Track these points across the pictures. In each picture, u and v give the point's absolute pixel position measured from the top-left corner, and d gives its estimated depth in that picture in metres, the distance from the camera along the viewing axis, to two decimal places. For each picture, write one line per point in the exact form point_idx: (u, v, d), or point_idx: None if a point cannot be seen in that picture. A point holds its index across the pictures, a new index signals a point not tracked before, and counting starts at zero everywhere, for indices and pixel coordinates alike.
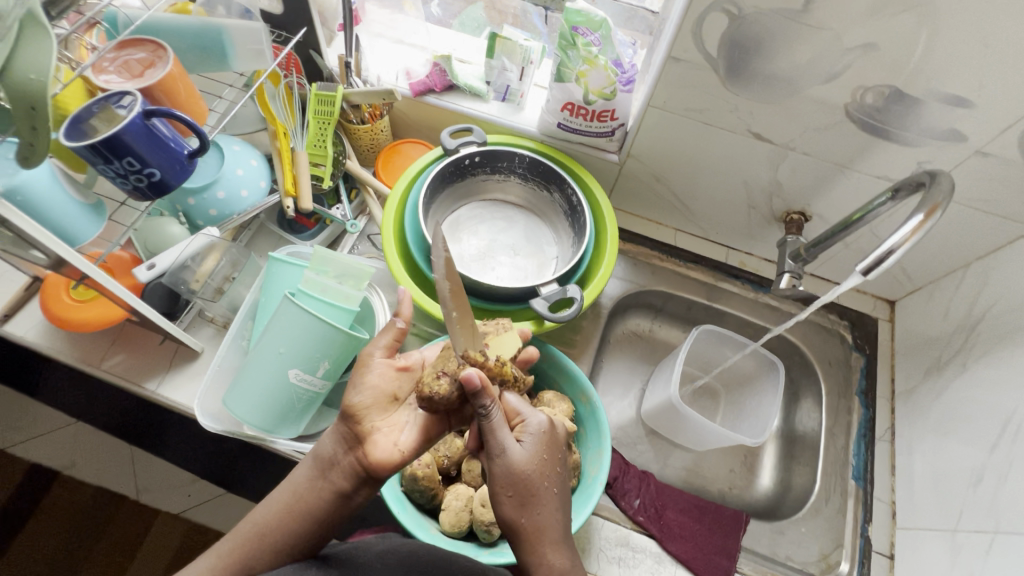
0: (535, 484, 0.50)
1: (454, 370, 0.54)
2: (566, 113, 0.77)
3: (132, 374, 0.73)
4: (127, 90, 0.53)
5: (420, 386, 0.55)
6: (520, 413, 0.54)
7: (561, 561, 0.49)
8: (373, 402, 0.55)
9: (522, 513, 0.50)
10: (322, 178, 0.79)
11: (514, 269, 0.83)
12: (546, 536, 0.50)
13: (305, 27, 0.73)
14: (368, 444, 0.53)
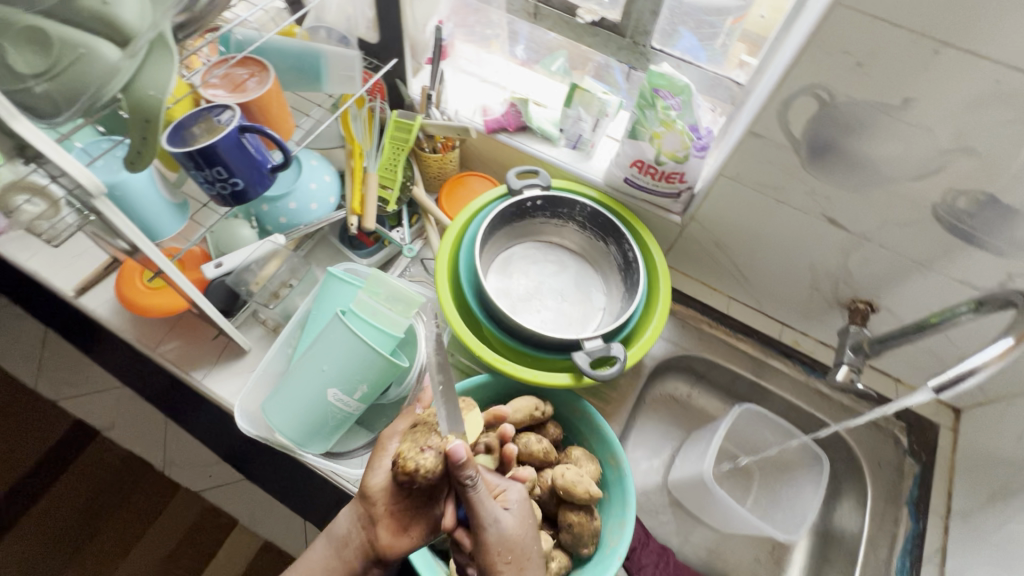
0: (526, 555, 0.52)
1: (438, 444, 0.54)
2: (635, 169, 0.76)
3: (183, 362, 0.76)
4: (228, 105, 0.57)
5: (400, 462, 0.53)
6: (500, 484, 0.57)
7: None
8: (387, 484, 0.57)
9: None
10: (387, 201, 0.82)
11: (559, 314, 0.82)
12: None
13: (395, 58, 0.77)
14: (381, 530, 0.55)
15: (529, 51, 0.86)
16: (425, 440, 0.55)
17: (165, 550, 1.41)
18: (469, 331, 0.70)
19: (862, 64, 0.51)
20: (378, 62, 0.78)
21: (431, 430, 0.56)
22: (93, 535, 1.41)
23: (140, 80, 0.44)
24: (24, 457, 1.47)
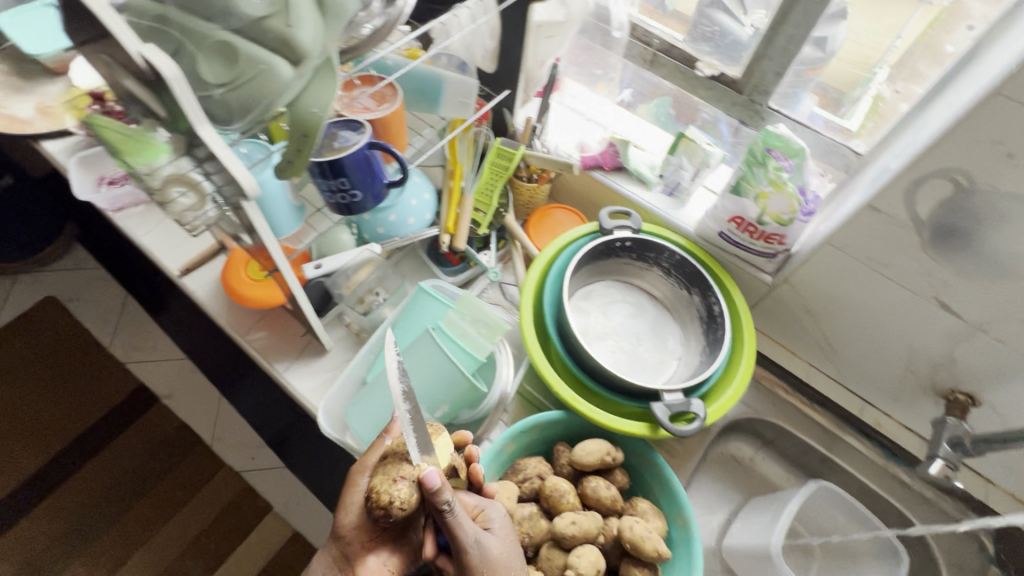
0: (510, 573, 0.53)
1: (411, 473, 0.53)
2: (733, 225, 0.76)
3: (268, 352, 0.80)
4: (361, 123, 0.60)
5: (374, 496, 0.52)
6: (480, 506, 0.58)
7: None
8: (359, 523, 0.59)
9: None
10: (479, 223, 0.84)
11: (634, 358, 0.81)
12: None
13: (508, 89, 0.79)
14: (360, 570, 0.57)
15: (636, 95, 0.89)
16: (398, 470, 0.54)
17: (201, 526, 1.45)
18: (548, 365, 0.70)
19: (1012, 155, 0.49)
20: (490, 90, 0.80)
21: (401, 456, 0.55)
22: (138, 500, 1.46)
23: (304, 102, 0.47)
24: (88, 414, 1.55)
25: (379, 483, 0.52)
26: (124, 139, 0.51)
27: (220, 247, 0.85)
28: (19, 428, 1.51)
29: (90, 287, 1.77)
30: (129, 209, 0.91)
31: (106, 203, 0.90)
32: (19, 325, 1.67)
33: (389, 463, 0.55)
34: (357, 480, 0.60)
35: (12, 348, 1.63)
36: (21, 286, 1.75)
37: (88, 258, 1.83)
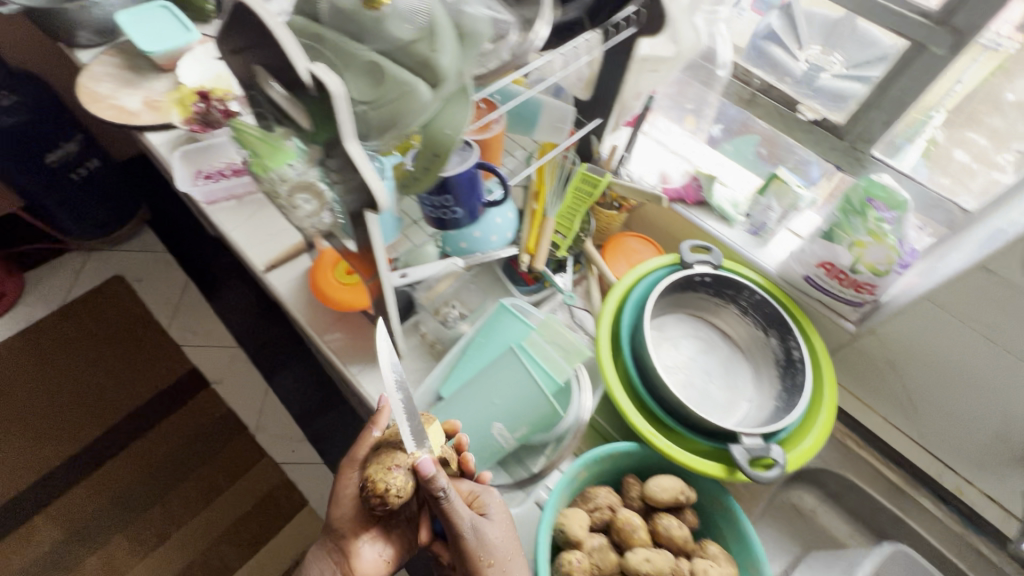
0: (507, 558, 0.56)
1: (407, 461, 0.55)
2: (821, 270, 0.74)
3: (343, 354, 0.82)
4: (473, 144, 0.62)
5: (371, 485, 0.55)
6: (475, 493, 0.60)
7: None
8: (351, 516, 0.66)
9: None
10: (557, 246, 0.85)
11: (704, 395, 0.80)
12: None
13: (600, 118, 0.79)
14: (359, 557, 0.64)
15: (726, 131, 0.88)
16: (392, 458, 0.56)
17: (239, 513, 1.47)
18: (623, 395, 0.70)
19: None
20: (581, 117, 0.81)
21: (394, 446, 0.58)
22: (182, 481, 1.50)
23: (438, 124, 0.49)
24: (143, 393, 1.61)
25: (376, 472, 0.54)
26: (263, 145, 0.57)
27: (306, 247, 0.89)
28: (79, 399, 1.58)
29: (154, 270, 1.85)
30: (221, 203, 0.95)
31: (201, 196, 0.94)
32: (88, 300, 1.76)
33: (383, 453, 0.57)
34: (348, 473, 0.66)
35: (80, 321, 1.71)
36: (93, 263, 1.84)
37: (155, 242, 1.91)
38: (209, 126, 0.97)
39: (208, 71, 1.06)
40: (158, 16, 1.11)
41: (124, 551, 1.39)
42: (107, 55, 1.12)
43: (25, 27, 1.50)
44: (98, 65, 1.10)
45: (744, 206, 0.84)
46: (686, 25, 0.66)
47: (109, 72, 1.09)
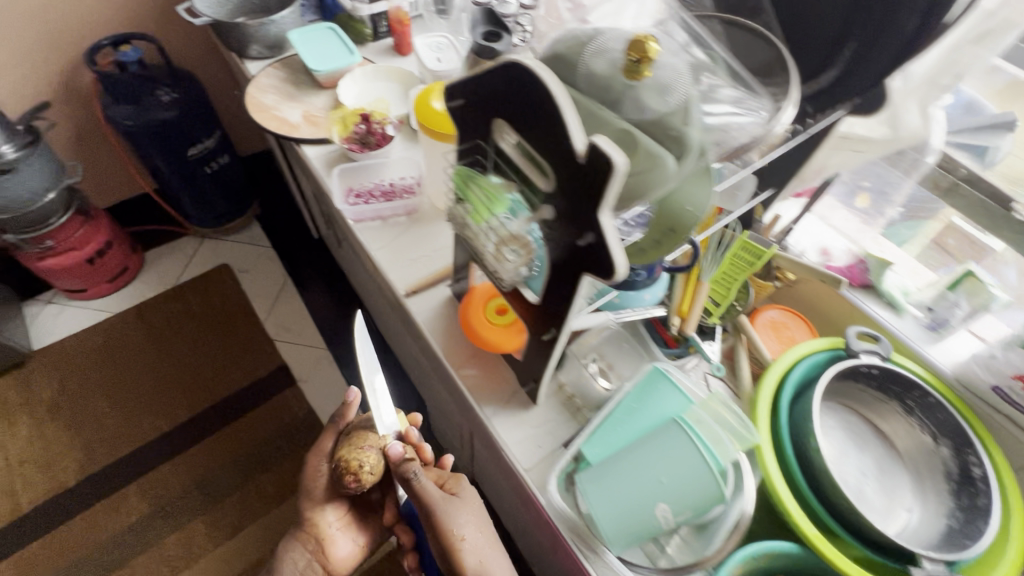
0: (466, 529, 0.75)
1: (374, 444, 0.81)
2: (1019, 384, 0.69)
3: (478, 392, 0.81)
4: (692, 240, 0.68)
5: (350, 467, 0.79)
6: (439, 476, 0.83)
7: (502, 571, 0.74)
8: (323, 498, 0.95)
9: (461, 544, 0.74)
10: (709, 312, 0.82)
11: (862, 499, 0.72)
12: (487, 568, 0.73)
13: (774, 189, 0.76)
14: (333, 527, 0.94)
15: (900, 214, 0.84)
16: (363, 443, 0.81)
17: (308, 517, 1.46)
18: (784, 489, 0.65)
19: None
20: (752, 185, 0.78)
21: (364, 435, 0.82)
22: (262, 474, 1.52)
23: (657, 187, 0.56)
24: (235, 381, 1.66)
25: (352, 454, 0.79)
26: (478, 198, 0.55)
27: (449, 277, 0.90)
28: (178, 378, 1.66)
29: (259, 263, 1.93)
30: (368, 222, 0.97)
31: (352, 213, 0.97)
32: (196, 284, 1.85)
33: (354, 441, 0.81)
34: (317, 463, 0.93)
35: (187, 304, 1.81)
36: (204, 249, 1.95)
37: (261, 236, 2.00)
38: (366, 147, 1.00)
39: (368, 96, 1.15)
40: (326, 37, 1.18)
41: (203, 535, 1.42)
42: (273, 68, 1.19)
43: (192, 32, 1.64)
44: (265, 77, 1.17)
45: (917, 296, 0.79)
46: (907, 110, 0.61)
47: (275, 84, 1.16)
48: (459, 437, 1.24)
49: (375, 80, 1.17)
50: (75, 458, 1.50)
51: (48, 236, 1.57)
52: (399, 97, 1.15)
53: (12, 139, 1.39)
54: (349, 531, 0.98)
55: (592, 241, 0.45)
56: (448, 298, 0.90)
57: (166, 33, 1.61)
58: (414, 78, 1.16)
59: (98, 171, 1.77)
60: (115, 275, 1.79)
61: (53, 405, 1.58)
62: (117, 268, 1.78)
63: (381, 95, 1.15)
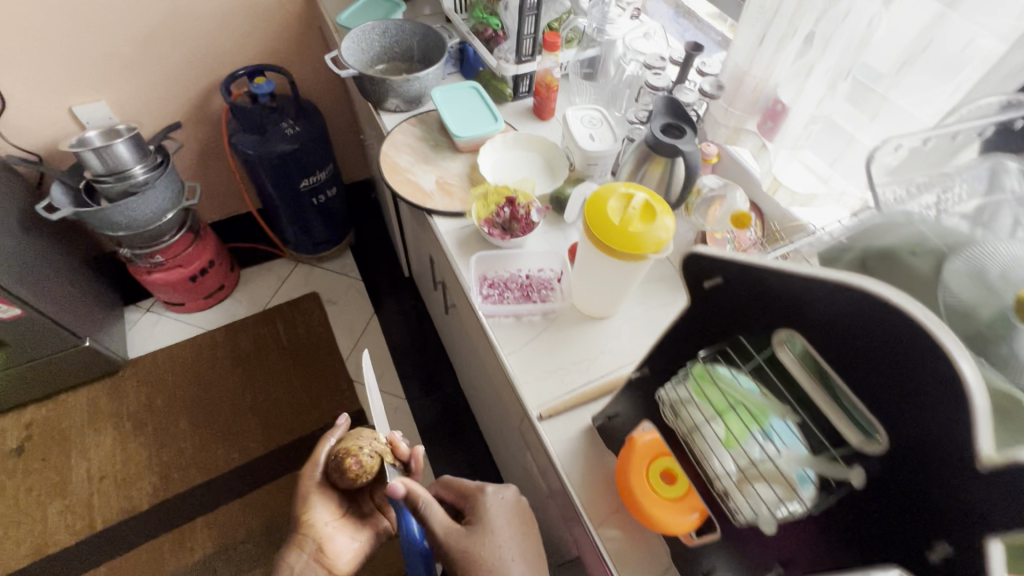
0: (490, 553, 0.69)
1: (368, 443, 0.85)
2: None
3: (621, 562, 0.67)
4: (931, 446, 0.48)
5: (348, 459, 0.82)
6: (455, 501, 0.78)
7: None
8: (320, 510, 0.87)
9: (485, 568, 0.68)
10: None
11: None
12: None
13: None
14: (332, 538, 0.85)
15: None
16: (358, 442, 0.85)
17: None
18: None
19: None
20: None
21: (357, 437, 0.87)
22: None
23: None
24: (309, 421, 1.61)
25: (351, 448, 0.83)
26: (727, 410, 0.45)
27: (595, 403, 0.79)
28: (257, 407, 1.63)
29: (348, 295, 1.90)
30: (501, 319, 0.87)
31: (484, 306, 0.87)
32: (285, 310, 1.84)
33: (349, 442, 0.85)
34: (308, 475, 0.89)
35: (274, 329, 1.79)
36: (296, 274, 1.94)
37: (353, 267, 1.97)
38: (508, 233, 0.91)
39: (507, 168, 1.06)
40: (469, 99, 1.11)
41: None
42: (409, 125, 1.13)
43: (321, 66, 1.65)
44: (401, 134, 1.11)
45: None
46: None
47: (410, 143, 1.09)
48: (550, 550, 1.09)
49: (516, 151, 1.08)
50: (151, 480, 1.48)
51: (159, 252, 1.58)
52: (540, 172, 1.06)
53: (144, 159, 1.43)
54: (347, 529, 0.88)
55: (953, 557, 0.30)
56: (589, 428, 0.77)
57: (298, 65, 1.62)
58: (558, 153, 1.06)
59: (211, 189, 1.80)
60: (211, 292, 1.79)
61: (138, 419, 1.58)
62: (214, 285, 1.79)
63: (522, 169, 1.06)
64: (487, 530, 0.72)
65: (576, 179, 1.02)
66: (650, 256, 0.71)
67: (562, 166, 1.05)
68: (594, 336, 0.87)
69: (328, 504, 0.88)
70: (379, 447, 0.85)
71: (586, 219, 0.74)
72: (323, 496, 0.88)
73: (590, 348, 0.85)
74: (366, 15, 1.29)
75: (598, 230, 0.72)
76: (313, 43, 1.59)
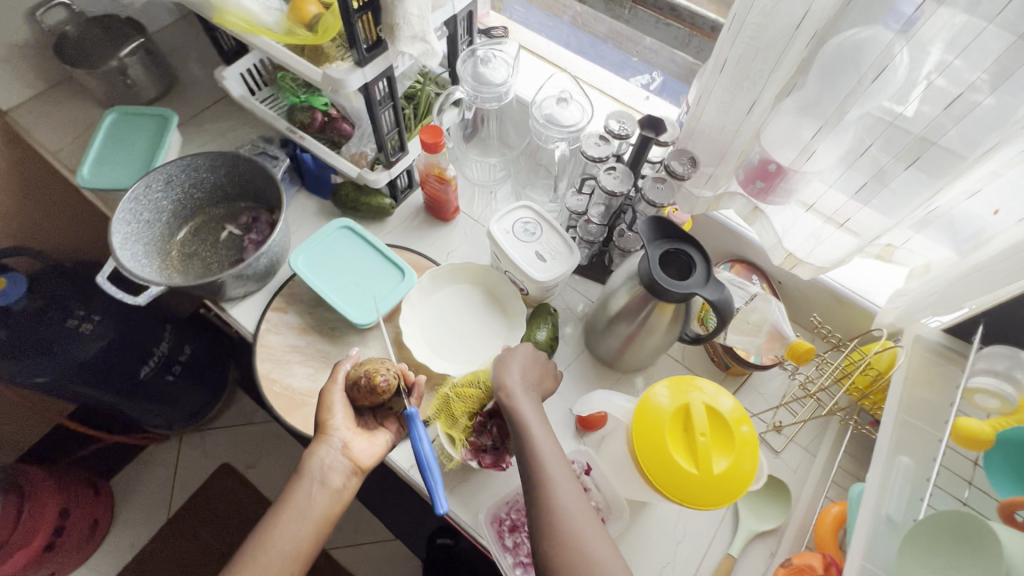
0: (514, 355, 0.62)
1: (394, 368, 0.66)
2: None
3: None
4: None
5: (373, 374, 0.63)
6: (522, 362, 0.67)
7: (513, 388, 0.58)
8: (342, 416, 0.63)
9: (503, 360, 0.62)
10: None
11: None
12: (504, 377, 0.59)
13: None
14: (353, 446, 0.62)
15: None
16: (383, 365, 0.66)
17: None
18: None
19: None
20: None
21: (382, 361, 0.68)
22: None
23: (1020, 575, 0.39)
24: None
25: (376, 363, 0.64)
26: None
27: None
28: None
29: (264, 447, 1.48)
30: None
31: (521, 569, 0.63)
32: (194, 503, 1.40)
33: (372, 362, 0.66)
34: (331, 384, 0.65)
35: (197, 536, 1.37)
36: (185, 451, 1.47)
37: (256, 410, 1.51)
38: (504, 452, 0.65)
39: (444, 328, 0.77)
40: (342, 254, 0.78)
41: None
42: (278, 313, 0.78)
43: (81, 208, 1.13)
44: (274, 334, 0.76)
45: None
46: None
47: (293, 344, 0.76)
48: None
49: (443, 296, 0.79)
50: None
51: None
52: (486, 313, 0.79)
53: None
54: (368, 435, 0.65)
55: None
56: None
57: (47, 222, 1.09)
58: (497, 275, 0.79)
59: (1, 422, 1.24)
60: (86, 537, 1.29)
61: None
62: (86, 527, 1.28)
63: (464, 321, 0.78)
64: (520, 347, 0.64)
65: (537, 307, 0.77)
66: (729, 503, 0.50)
67: (511, 294, 0.78)
68: (657, 524, 0.68)
69: (348, 394, 0.65)
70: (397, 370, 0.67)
71: (632, 445, 0.53)
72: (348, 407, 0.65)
73: (665, 548, 0.66)
74: (122, 154, 0.84)
75: (651, 465, 0.51)
76: (52, 187, 1.06)
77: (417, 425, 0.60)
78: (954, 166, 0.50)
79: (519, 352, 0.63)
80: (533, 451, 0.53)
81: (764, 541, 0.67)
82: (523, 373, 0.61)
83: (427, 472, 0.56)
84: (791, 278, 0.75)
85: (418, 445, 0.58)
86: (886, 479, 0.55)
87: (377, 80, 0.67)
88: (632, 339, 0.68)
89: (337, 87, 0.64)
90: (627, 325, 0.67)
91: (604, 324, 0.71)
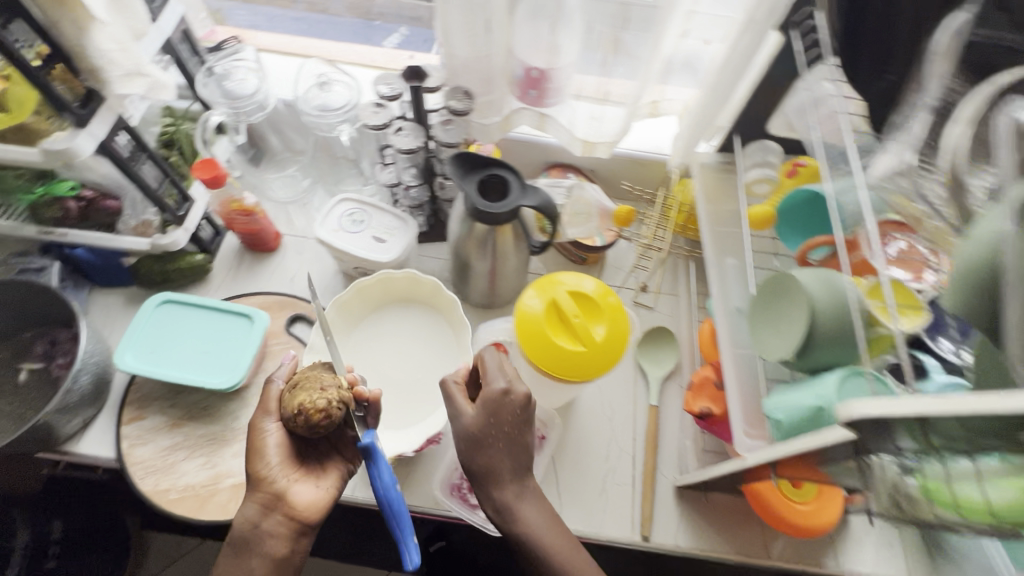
0: (490, 440, 0.51)
1: (336, 386, 0.56)
2: None
3: (808, 556, 0.67)
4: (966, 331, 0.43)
5: (307, 406, 0.54)
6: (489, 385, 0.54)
7: (511, 494, 0.51)
8: (278, 465, 0.56)
9: (481, 456, 0.51)
10: None
11: None
12: (498, 479, 0.51)
13: None
14: (292, 500, 0.55)
15: None
16: (319, 383, 0.56)
17: None
18: None
19: None
20: None
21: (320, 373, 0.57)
22: None
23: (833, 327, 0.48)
24: None
25: (307, 394, 0.54)
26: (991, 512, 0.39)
27: (666, 472, 0.71)
28: None
29: None
30: None
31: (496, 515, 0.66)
32: None
33: (307, 383, 0.56)
34: (261, 429, 0.58)
35: None
36: None
37: None
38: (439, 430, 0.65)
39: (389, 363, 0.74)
40: (178, 326, 0.70)
41: None
42: (136, 423, 0.69)
43: None
44: (140, 446, 0.68)
45: None
46: None
47: (168, 445, 0.68)
48: None
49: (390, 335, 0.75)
50: None
51: None
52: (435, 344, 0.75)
53: None
54: (312, 476, 0.58)
55: None
56: (681, 492, 0.70)
57: None
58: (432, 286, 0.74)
59: None
60: None
61: None
62: None
63: (403, 349, 0.74)
64: (492, 412, 0.51)
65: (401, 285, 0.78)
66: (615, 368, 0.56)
67: (441, 292, 0.74)
68: (587, 412, 0.74)
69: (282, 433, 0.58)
70: (343, 387, 0.56)
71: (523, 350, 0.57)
72: (285, 452, 0.57)
73: (602, 429, 0.73)
74: None
75: (538, 355, 0.55)
76: None
77: (377, 458, 0.52)
78: (657, 15, 0.59)
79: (500, 429, 0.51)
80: (543, 553, 0.50)
81: (670, 380, 0.77)
82: (513, 457, 0.51)
83: (393, 518, 0.50)
84: (598, 162, 0.83)
85: (376, 484, 0.51)
86: (725, 282, 0.66)
87: (114, 134, 0.60)
88: (495, 273, 0.72)
89: (67, 158, 0.56)
90: (484, 262, 0.70)
91: (464, 271, 0.74)
